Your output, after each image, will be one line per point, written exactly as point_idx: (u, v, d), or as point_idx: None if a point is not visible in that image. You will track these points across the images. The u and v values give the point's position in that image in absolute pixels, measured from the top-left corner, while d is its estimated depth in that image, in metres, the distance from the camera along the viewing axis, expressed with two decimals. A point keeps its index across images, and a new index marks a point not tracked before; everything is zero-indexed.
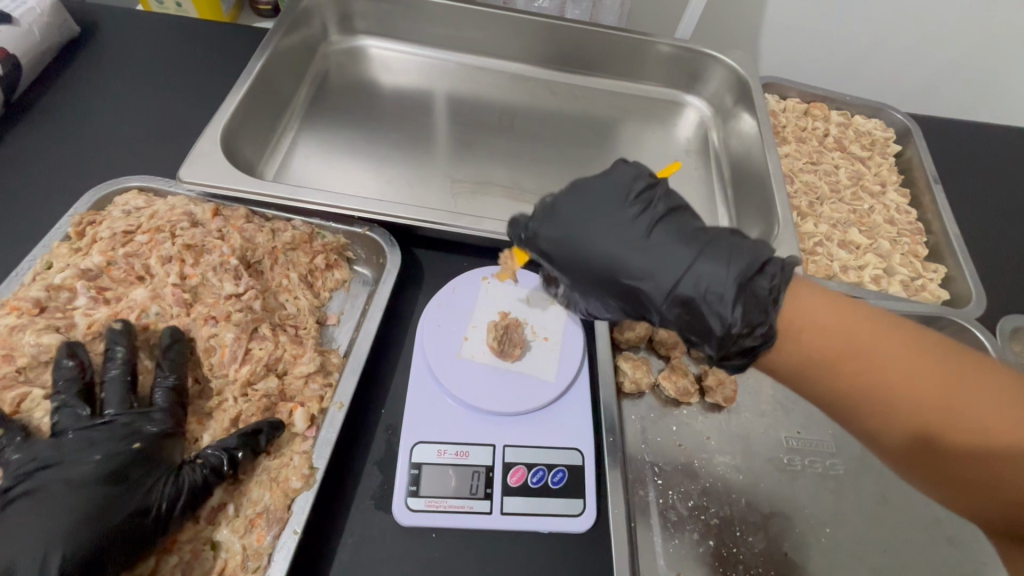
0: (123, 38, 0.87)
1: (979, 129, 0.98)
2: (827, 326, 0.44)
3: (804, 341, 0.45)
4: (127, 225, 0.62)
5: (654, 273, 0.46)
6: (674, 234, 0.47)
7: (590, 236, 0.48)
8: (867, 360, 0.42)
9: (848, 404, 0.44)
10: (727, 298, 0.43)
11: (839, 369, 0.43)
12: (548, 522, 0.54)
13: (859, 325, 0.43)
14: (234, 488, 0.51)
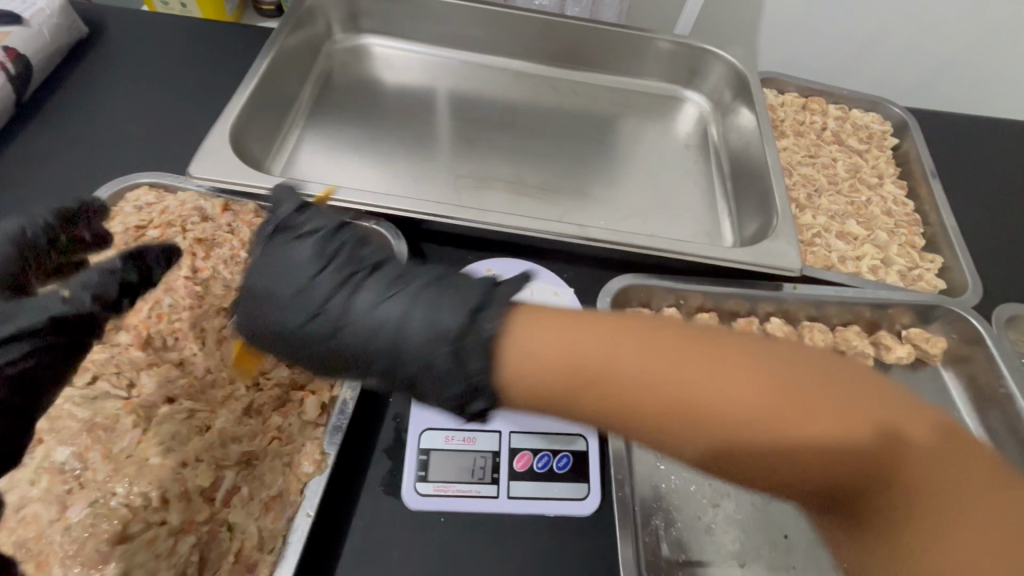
0: (131, 38, 0.89)
1: (976, 122, 0.99)
2: (622, 359, 0.36)
3: (632, 387, 0.35)
4: (139, 220, 0.64)
5: (385, 329, 0.41)
6: (416, 293, 0.42)
7: (275, 287, 0.45)
8: (709, 397, 0.35)
9: (726, 449, 0.35)
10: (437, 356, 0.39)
11: (694, 409, 0.35)
12: (553, 506, 0.55)
13: (554, 341, 0.36)
14: (247, 473, 0.51)
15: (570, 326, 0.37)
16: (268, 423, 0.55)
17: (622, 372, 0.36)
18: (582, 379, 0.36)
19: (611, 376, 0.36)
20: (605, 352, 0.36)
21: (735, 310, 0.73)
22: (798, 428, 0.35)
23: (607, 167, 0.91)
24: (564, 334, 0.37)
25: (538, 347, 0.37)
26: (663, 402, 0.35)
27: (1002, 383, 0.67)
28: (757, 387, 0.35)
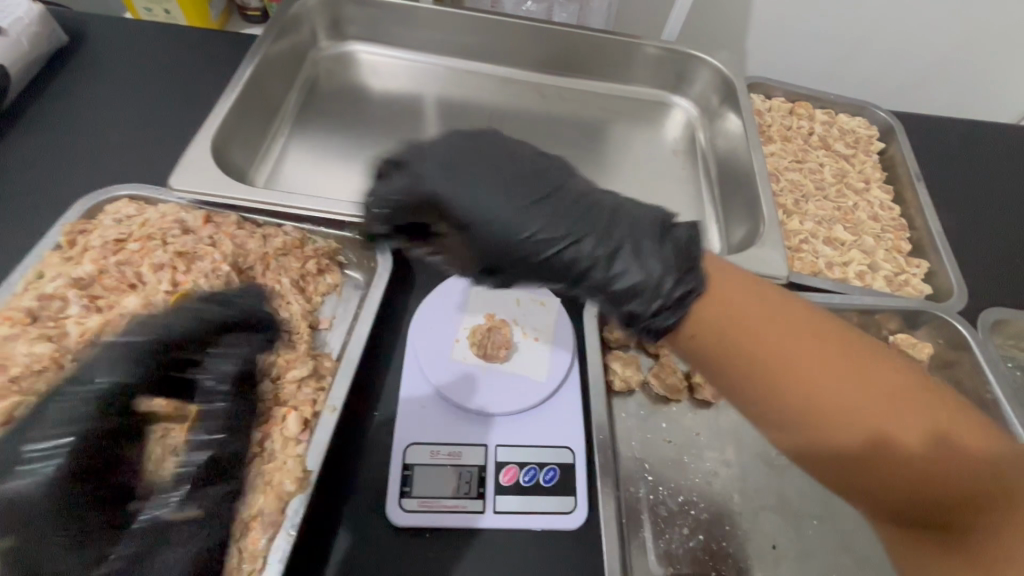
0: (111, 46, 0.88)
1: (960, 125, 1.00)
2: (756, 328, 0.42)
3: (722, 340, 0.43)
4: (119, 233, 0.62)
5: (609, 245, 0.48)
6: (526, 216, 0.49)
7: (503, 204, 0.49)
8: (768, 355, 0.41)
9: (759, 397, 0.42)
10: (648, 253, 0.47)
11: (734, 363, 0.43)
12: (540, 520, 0.55)
13: (764, 323, 0.42)
14: (227, 492, 0.49)
15: (781, 307, 0.43)
16: (249, 439, 0.54)
17: (733, 334, 0.42)
18: (721, 342, 0.43)
19: (828, 350, 0.41)
20: (812, 336, 0.41)
21: None
22: (836, 406, 0.40)
23: (594, 173, 0.90)
24: (761, 311, 0.43)
25: (736, 312, 0.43)
26: (724, 353, 0.43)
27: (988, 388, 0.68)
28: (838, 365, 0.41)
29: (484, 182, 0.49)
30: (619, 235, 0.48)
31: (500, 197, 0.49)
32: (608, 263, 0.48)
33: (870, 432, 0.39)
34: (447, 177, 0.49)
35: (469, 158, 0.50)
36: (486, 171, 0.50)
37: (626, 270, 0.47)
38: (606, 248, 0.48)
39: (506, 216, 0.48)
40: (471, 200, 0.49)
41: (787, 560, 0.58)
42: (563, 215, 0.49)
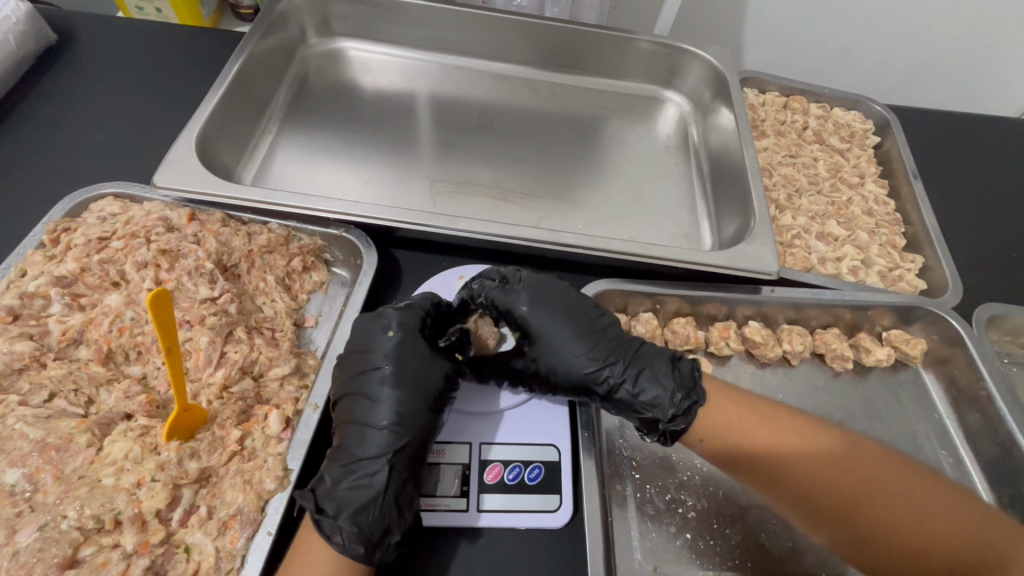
0: (99, 45, 0.87)
1: (957, 119, 0.98)
2: (754, 430, 0.54)
3: (727, 437, 0.55)
4: (102, 231, 0.62)
5: (629, 373, 0.57)
6: (569, 334, 0.60)
7: (556, 332, 0.60)
8: (765, 450, 0.53)
9: (751, 483, 0.54)
10: (666, 385, 0.56)
11: (744, 458, 0.54)
12: (524, 518, 0.54)
13: (757, 425, 0.54)
14: (206, 490, 0.50)
15: (756, 411, 0.55)
16: (229, 437, 0.53)
17: (739, 434, 0.54)
18: (728, 442, 0.54)
19: (809, 450, 0.53)
20: (788, 428, 0.54)
21: (713, 314, 0.72)
22: (830, 488, 0.51)
23: (584, 169, 0.89)
24: (748, 411, 0.55)
25: (728, 416, 0.55)
26: (734, 447, 0.54)
27: (983, 385, 0.66)
28: (819, 455, 0.53)
29: (545, 307, 0.61)
30: (642, 361, 0.58)
31: (561, 323, 0.60)
32: (645, 394, 0.56)
33: (858, 507, 0.51)
34: (533, 306, 0.61)
35: (546, 290, 0.62)
36: (556, 302, 0.61)
37: (654, 394, 0.56)
38: (635, 377, 0.57)
39: (559, 342, 0.59)
40: (541, 323, 0.60)
41: (776, 559, 0.57)
42: (600, 340, 0.59)
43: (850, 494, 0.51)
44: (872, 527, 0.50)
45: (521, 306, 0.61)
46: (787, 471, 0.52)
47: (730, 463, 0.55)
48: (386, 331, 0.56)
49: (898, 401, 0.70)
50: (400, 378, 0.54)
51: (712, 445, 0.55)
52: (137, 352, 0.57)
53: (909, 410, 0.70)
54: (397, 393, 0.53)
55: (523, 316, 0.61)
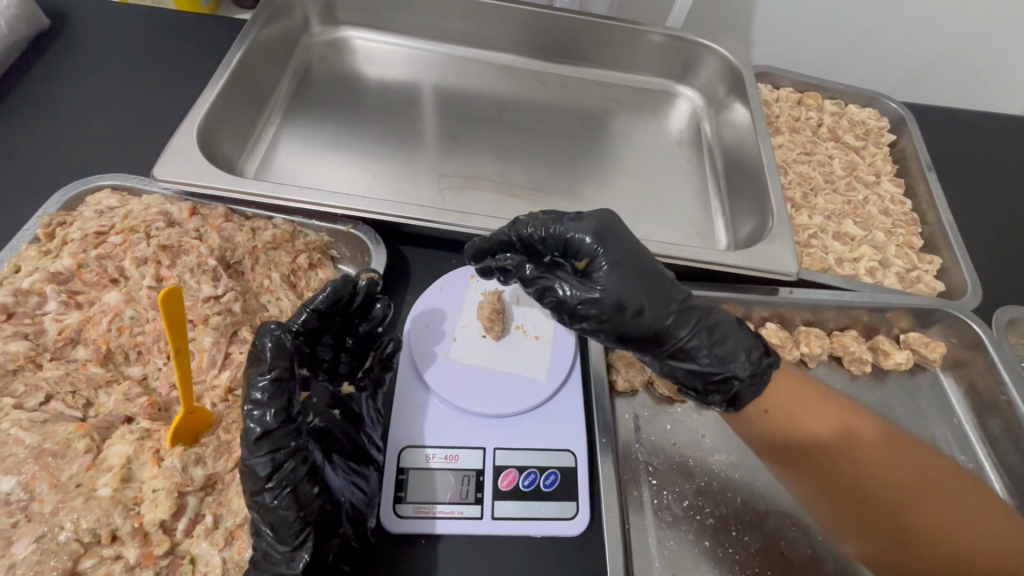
0: (95, 31, 0.84)
1: (973, 117, 0.97)
2: (807, 416, 0.50)
3: (784, 419, 0.50)
4: (99, 225, 0.60)
5: (699, 332, 0.50)
6: (632, 273, 0.51)
7: (620, 274, 0.51)
8: (812, 434, 0.49)
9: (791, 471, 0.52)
10: (739, 349, 0.50)
11: (798, 442, 0.50)
12: (540, 526, 0.52)
13: (812, 407, 0.50)
14: (212, 498, 0.48)
15: (813, 391, 0.51)
16: (235, 442, 0.50)
17: (795, 418, 0.50)
18: (781, 427, 0.50)
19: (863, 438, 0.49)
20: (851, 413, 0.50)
21: (730, 314, 0.70)
22: (880, 486, 0.48)
23: (596, 165, 0.87)
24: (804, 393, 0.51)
25: (787, 400, 0.50)
26: (784, 427, 0.50)
27: (1003, 390, 0.65)
28: (868, 450, 0.49)
29: (614, 247, 0.52)
30: (715, 318, 0.51)
31: (628, 269, 0.51)
32: (727, 355, 0.50)
33: (905, 512, 0.47)
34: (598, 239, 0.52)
35: (615, 232, 0.53)
36: (634, 252, 0.53)
37: (726, 352, 0.50)
38: (712, 328, 0.51)
39: (648, 289, 0.51)
40: (618, 273, 0.51)
41: (796, 567, 0.56)
42: (670, 288, 0.52)
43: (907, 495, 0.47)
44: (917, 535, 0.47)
45: (592, 241, 0.52)
46: (839, 462, 0.49)
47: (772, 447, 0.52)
48: None
49: (917, 405, 0.69)
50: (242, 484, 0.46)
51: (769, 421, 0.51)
52: (138, 352, 0.55)
53: (927, 415, 0.69)
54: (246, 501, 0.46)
55: (605, 263, 0.51)
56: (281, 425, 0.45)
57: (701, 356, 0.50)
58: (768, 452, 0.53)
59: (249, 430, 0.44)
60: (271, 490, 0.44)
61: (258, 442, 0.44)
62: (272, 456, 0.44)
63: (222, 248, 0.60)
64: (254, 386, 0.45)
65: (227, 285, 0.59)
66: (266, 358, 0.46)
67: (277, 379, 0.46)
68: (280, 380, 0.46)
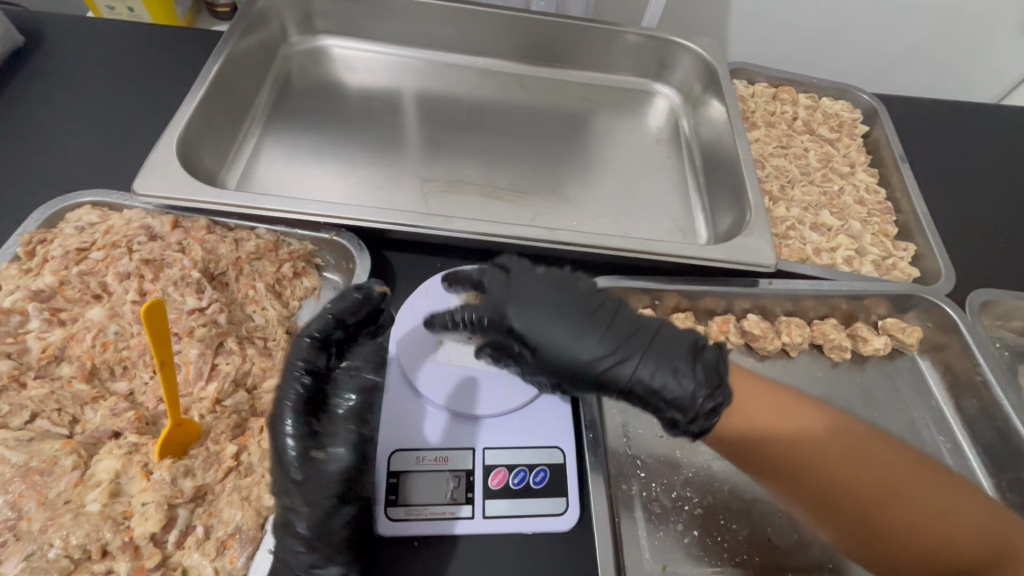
0: (70, 47, 0.84)
1: (943, 106, 0.99)
2: (781, 419, 0.52)
3: (757, 427, 0.52)
4: (80, 242, 0.60)
5: (639, 376, 0.51)
6: (559, 332, 0.52)
7: (547, 342, 0.52)
8: (788, 437, 0.51)
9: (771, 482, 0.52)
10: (682, 386, 0.50)
11: (773, 451, 0.51)
12: (532, 523, 0.53)
13: (780, 409, 0.52)
14: (202, 509, 0.48)
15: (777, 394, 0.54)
16: (224, 452, 0.51)
17: (767, 424, 0.52)
18: (756, 438, 0.52)
19: (836, 436, 0.52)
20: (820, 414, 0.53)
21: (712, 308, 0.71)
22: (859, 488, 0.49)
23: (577, 165, 0.88)
24: (769, 398, 0.53)
25: (759, 409, 0.52)
26: (762, 436, 0.52)
27: (978, 370, 0.67)
28: (841, 451, 0.51)
29: (534, 313, 0.53)
30: (658, 354, 0.51)
31: (555, 328, 0.53)
32: (676, 387, 0.50)
33: (889, 509, 0.49)
34: (517, 309, 0.54)
35: (529, 288, 0.55)
36: (560, 303, 0.54)
37: (672, 385, 0.50)
38: (654, 369, 0.51)
39: (581, 334, 0.52)
40: (545, 329, 0.53)
41: (782, 552, 0.57)
42: (608, 334, 0.52)
43: (887, 494, 0.49)
44: (897, 535, 0.48)
45: (512, 312, 0.54)
46: (816, 466, 0.50)
47: (747, 456, 0.53)
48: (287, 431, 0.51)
49: (896, 389, 0.71)
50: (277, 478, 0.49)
51: (735, 433, 0.52)
52: (124, 366, 0.55)
53: (906, 398, 0.70)
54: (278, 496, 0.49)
55: (528, 331, 0.53)
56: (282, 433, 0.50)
57: (653, 393, 0.51)
58: (741, 465, 0.53)
59: (286, 426, 0.50)
60: (308, 481, 0.49)
61: (299, 436, 0.50)
62: (308, 449, 0.50)
63: (204, 260, 0.61)
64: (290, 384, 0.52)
65: (212, 297, 0.59)
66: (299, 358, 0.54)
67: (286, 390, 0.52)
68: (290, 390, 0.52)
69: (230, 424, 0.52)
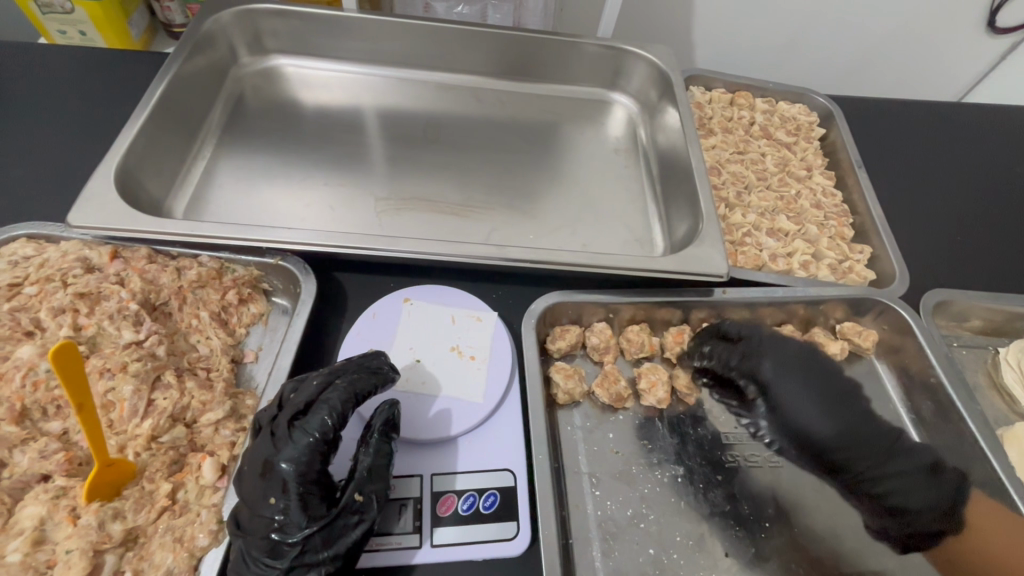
0: (12, 76, 0.82)
1: (899, 106, 1.00)
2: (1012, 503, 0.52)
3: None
4: (12, 278, 0.58)
5: (863, 466, 0.63)
6: (820, 406, 0.65)
7: (813, 415, 0.65)
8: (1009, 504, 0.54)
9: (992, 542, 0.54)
10: (925, 487, 0.62)
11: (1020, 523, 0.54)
12: (481, 550, 0.52)
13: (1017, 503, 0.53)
14: (133, 553, 0.46)
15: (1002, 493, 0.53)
16: (158, 491, 0.49)
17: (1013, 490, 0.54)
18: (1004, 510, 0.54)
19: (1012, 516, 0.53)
20: None
21: (667, 318, 0.71)
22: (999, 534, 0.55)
23: (534, 177, 0.88)
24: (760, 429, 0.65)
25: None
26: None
27: (933, 372, 0.67)
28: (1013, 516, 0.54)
29: (798, 384, 0.66)
30: (896, 462, 0.62)
31: (808, 401, 0.65)
32: (881, 459, 0.63)
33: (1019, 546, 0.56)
34: (787, 381, 0.66)
35: (795, 358, 0.67)
36: (823, 377, 0.66)
37: (853, 453, 0.63)
38: (906, 480, 0.62)
39: (793, 405, 0.65)
40: (784, 381, 0.66)
41: (741, 567, 0.56)
42: (853, 426, 0.64)
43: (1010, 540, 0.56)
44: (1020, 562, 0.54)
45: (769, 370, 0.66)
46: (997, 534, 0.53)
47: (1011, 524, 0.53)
48: (264, 469, 0.47)
49: None
50: (252, 511, 0.46)
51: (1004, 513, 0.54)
52: (56, 405, 0.53)
53: None
54: (258, 534, 0.45)
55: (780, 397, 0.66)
56: (278, 456, 0.47)
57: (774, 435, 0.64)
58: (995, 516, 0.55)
59: (266, 459, 0.47)
60: (284, 515, 0.46)
61: (274, 470, 0.47)
62: (282, 483, 0.46)
63: (141, 292, 0.59)
64: (271, 419, 0.50)
65: (150, 330, 0.58)
66: (279, 392, 0.52)
67: (288, 413, 0.50)
68: (294, 415, 0.50)
69: (164, 461, 0.51)
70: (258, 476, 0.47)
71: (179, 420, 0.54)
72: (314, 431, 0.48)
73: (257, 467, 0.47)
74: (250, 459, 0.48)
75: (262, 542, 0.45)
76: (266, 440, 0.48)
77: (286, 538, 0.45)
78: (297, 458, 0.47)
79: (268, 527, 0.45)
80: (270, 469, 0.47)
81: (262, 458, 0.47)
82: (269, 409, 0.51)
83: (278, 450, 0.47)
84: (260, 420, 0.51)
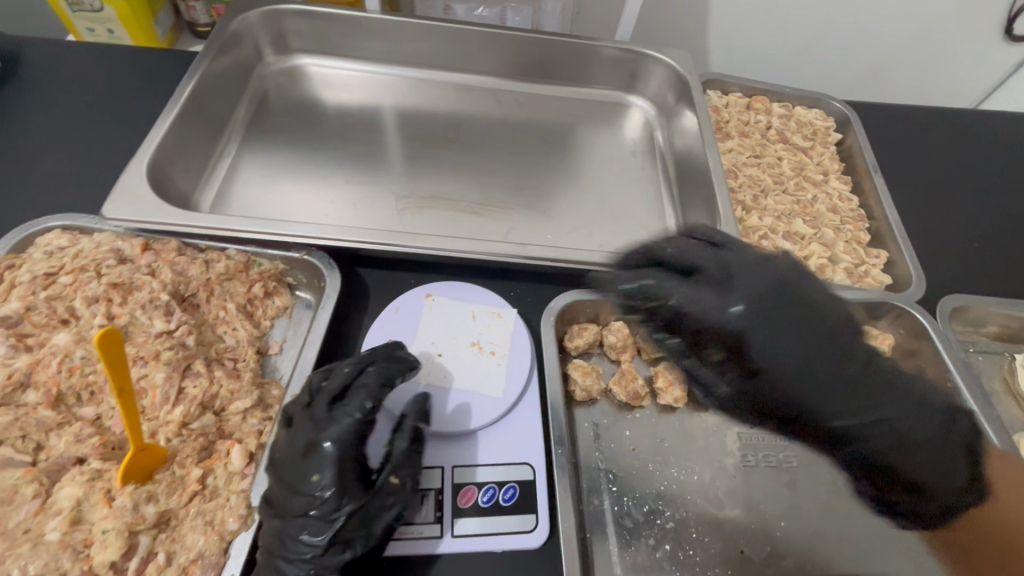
0: (46, 72, 0.84)
1: (915, 112, 1.00)
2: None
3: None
4: (48, 267, 0.60)
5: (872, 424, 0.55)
6: (789, 347, 0.54)
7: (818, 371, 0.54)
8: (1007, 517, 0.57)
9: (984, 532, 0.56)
10: (927, 459, 0.56)
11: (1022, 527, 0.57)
12: (501, 541, 0.53)
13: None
14: (165, 535, 0.48)
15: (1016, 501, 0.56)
16: (189, 476, 0.51)
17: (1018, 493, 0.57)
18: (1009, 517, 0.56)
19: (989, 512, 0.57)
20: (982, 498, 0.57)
21: None
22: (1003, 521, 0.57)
23: (551, 178, 0.89)
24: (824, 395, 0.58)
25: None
26: None
27: (949, 376, 0.68)
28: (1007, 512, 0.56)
29: (784, 331, 0.54)
30: (884, 410, 0.55)
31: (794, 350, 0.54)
32: (844, 412, 0.55)
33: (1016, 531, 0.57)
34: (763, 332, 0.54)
35: (768, 300, 0.54)
36: (806, 314, 0.54)
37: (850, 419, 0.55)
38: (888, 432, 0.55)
39: (768, 353, 0.54)
40: (770, 333, 0.53)
41: (756, 564, 0.57)
42: (832, 381, 0.55)
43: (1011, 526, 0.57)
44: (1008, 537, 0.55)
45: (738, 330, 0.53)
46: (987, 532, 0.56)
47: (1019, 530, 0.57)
48: (305, 449, 0.48)
49: None
50: (292, 490, 0.47)
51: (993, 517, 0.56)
52: (90, 392, 0.54)
53: None
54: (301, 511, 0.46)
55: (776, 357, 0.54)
56: (321, 436, 0.49)
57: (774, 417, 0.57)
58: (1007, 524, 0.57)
59: (308, 439, 0.49)
60: (327, 493, 0.47)
61: (316, 450, 0.48)
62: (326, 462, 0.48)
63: (172, 283, 0.61)
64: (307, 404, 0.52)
65: (181, 321, 0.59)
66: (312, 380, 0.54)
67: (325, 399, 0.52)
68: (332, 401, 0.52)
69: (195, 447, 0.52)
70: (297, 456, 0.48)
71: (208, 409, 0.55)
72: (355, 413, 0.50)
73: (296, 448, 0.48)
74: (288, 446, 0.49)
75: (304, 520, 0.46)
76: (304, 424, 0.50)
77: (331, 515, 0.46)
78: (340, 439, 0.49)
79: (310, 505, 0.46)
80: (312, 450, 0.48)
81: (302, 440, 0.49)
82: (302, 396, 0.53)
83: (321, 431, 0.49)
84: (294, 406, 0.52)
